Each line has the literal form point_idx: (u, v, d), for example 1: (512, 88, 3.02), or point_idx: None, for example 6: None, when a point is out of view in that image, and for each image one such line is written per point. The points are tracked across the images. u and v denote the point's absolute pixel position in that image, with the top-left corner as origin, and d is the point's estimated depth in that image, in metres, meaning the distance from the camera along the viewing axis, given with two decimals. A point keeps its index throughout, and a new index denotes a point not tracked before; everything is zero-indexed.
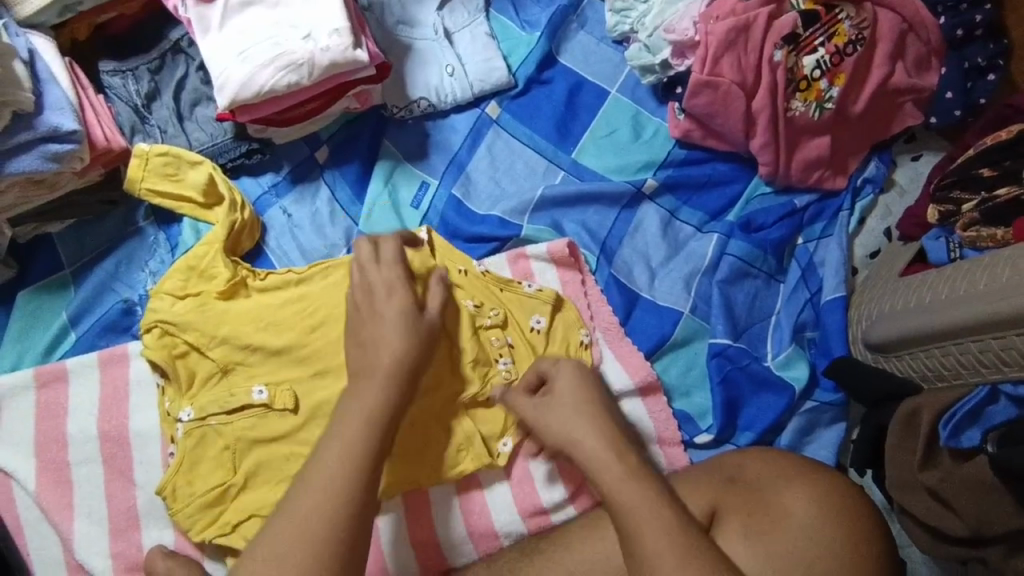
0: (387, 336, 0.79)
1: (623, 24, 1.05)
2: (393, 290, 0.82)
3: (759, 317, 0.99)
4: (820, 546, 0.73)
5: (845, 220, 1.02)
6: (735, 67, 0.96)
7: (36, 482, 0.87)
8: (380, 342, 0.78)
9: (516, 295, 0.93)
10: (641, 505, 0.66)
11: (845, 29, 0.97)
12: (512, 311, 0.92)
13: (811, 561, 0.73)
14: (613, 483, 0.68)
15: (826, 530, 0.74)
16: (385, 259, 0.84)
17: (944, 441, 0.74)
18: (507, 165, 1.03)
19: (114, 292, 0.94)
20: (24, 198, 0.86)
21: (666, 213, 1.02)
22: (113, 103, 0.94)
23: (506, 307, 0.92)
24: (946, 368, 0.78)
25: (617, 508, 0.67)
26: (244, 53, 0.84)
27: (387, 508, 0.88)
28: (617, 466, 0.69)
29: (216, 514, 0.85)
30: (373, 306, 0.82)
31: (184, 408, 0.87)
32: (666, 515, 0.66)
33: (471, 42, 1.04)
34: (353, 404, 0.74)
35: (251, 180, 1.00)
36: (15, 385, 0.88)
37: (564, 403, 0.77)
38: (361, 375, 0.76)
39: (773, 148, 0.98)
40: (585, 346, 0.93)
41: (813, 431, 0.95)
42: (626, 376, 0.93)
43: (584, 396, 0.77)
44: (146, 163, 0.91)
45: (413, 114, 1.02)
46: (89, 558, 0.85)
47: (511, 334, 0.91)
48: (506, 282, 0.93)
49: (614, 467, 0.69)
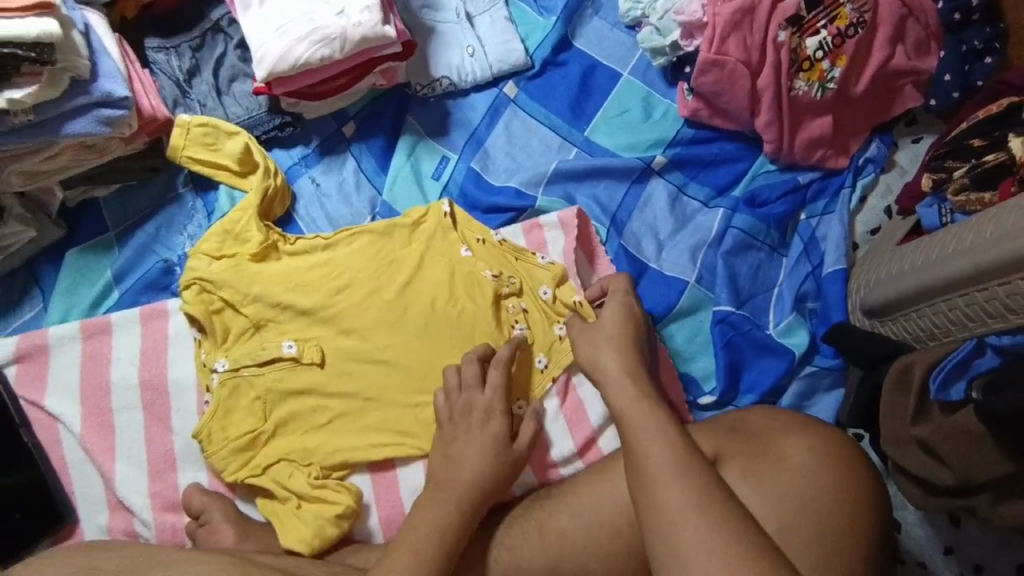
0: (479, 459, 0.83)
1: (635, 10, 1.10)
2: (491, 414, 0.86)
3: (763, 288, 1.04)
4: (818, 488, 0.78)
5: (846, 198, 1.06)
6: (740, 46, 1.01)
7: (82, 426, 0.94)
8: (465, 459, 0.83)
9: (531, 266, 0.98)
10: (647, 425, 0.72)
11: (846, 12, 1.02)
12: (528, 282, 0.97)
13: (813, 496, 0.77)
14: (627, 406, 0.75)
15: (823, 476, 0.78)
16: (491, 385, 0.88)
17: (933, 394, 0.79)
18: (523, 142, 1.09)
19: (155, 254, 1.01)
20: (75, 162, 0.93)
21: (674, 188, 1.07)
22: (158, 77, 1.01)
23: (521, 277, 0.97)
24: (936, 327, 0.84)
25: (629, 427, 0.73)
26: (282, 28, 0.91)
27: (406, 458, 0.93)
28: (632, 389, 0.77)
29: (247, 458, 0.91)
30: (468, 431, 0.85)
31: (219, 360, 0.93)
32: (672, 435, 0.71)
33: (491, 25, 1.10)
34: (431, 514, 0.78)
35: (283, 152, 1.07)
36: (63, 336, 0.96)
37: (593, 341, 0.83)
38: (442, 488, 0.81)
39: (776, 126, 1.04)
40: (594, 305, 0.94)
41: (813, 396, 1.00)
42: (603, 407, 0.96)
43: (606, 343, 0.83)
44: (187, 133, 0.98)
45: (435, 92, 1.08)
46: (128, 496, 0.92)
47: (526, 302, 0.96)
48: (520, 252, 0.99)
49: (627, 392, 0.76)
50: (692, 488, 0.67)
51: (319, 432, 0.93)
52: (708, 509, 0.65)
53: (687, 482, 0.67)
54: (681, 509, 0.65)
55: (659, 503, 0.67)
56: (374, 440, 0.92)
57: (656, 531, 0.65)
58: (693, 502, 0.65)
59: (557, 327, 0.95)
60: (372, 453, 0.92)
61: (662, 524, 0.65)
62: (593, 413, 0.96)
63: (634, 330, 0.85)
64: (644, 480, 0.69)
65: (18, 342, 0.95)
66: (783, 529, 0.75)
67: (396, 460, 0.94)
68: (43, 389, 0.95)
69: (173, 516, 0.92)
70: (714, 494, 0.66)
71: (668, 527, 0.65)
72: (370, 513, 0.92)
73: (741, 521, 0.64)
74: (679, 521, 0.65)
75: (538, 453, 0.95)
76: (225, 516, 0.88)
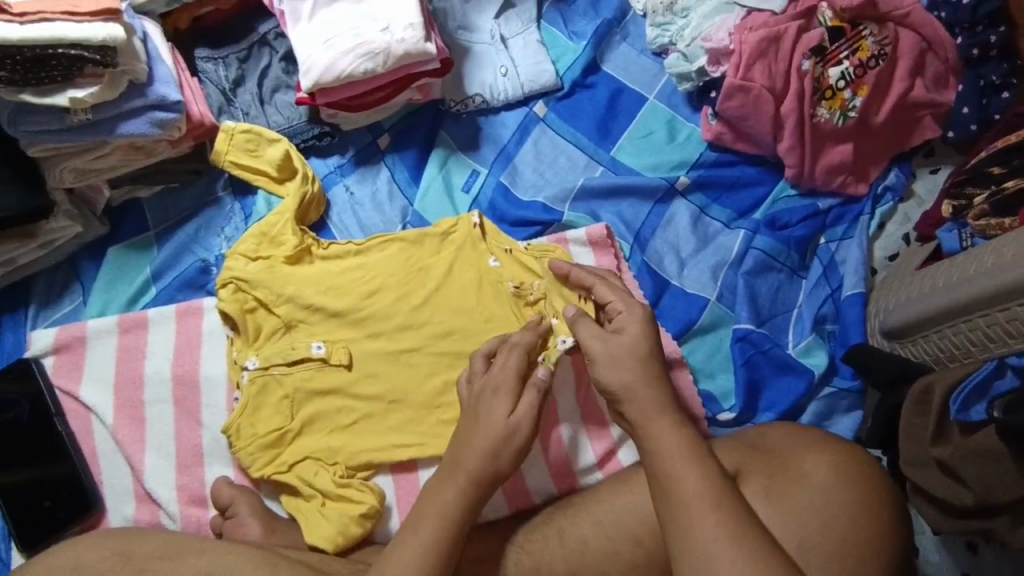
0: None
1: (663, 37, 1.15)
2: (499, 393, 0.83)
3: (782, 308, 1.06)
4: (836, 506, 0.78)
5: (865, 224, 1.08)
6: (766, 73, 1.05)
7: (114, 417, 0.96)
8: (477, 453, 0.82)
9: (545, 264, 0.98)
10: (681, 452, 0.72)
11: (868, 44, 1.06)
12: (548, 293, 0.96)
13: (829, 517, 0.77)
14: (662, 431, 0.74)
15: (844, 494, 0.79)
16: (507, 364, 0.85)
17: (953, 416, 0.79)
18: (550, 159, 1.13)
19: (193, 253, 1.04)
20: (124, 161, 0.97)
21: (696, 209, 1.10)
22: (205, 85, 1.06)
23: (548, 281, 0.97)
24: (957, 347, 0.86)
25: (658, 455, 0.73)
26: (329, 41, 0.96)
27: (427, 461, 0.95)
28: (664, 419, 0.75)
29: (274, 455, 0.93)
30: (483, 411, 0.83)
31: (250, 358, 0.96)
32: (710, 465, 0.71)
33: (524, 48, 1.15)
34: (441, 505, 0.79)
35: (319, 160, 1.11)
36: (101, 329, 0.99)
37: (623, 367, 0.79)
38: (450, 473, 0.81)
39: (798, 151, 1.07)
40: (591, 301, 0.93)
41: (831, 416, 1.01)
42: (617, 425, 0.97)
43: (624, 362, 0.79)
44: (230, 139, 1.02)
45: (468, 108, 1.13)
46: (157, 488, 0.94)
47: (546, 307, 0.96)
48: (546, 252, 1.00)
49: (661, 418, 0.75)
50: (729, 517, 0.68)
51: (345, 432, 0.94)
52: (745, 539, 0.67)
53: (723, 512, 0.68)
54: (715, 540, 0.66)
55: (691, 531, 0.68)
56: (396, 443, 0.94)
57: (690, 560, 0.67)
58: (727, 534, 0.67)
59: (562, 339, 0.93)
60: (396, 455, 0.93)
61: (693, 551, 0.67)
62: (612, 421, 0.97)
63: (655, 355, 0.81)
64: (677, 506, 0.69)
65: (58, 333, 0.98)
66: (803, 546, 0.76)
67: (418, 463, 0.95)
68: (79, 380, 0.98)
69: (198, 509, 0.94)
70: (749, 524, 0.68)
71: (703, 557, 0.66)
72: (391, 516, 0.94)
73: (769, 550, 0.66)
74: (712, 552, 0.66)
75: (558, 461, 0.96)
76: (252, 511, 0.89)
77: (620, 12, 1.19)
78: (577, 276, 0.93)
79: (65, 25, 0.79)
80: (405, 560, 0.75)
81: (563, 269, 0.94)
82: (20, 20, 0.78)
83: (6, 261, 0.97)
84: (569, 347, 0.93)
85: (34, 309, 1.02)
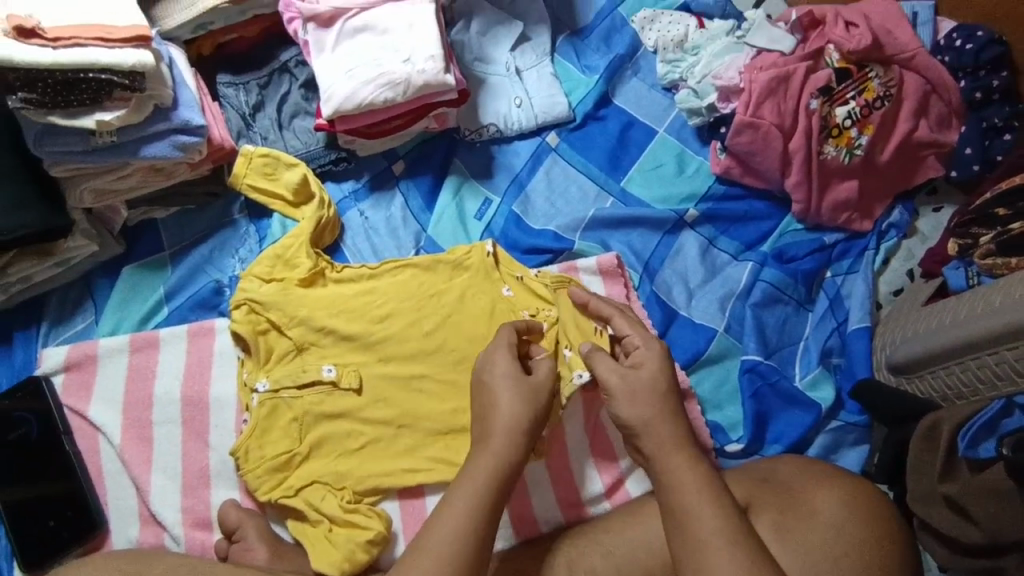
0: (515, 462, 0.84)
1: (673, 73, 1.17)
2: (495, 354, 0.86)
3: (789, 341, 1.06)
4: (848, 543, 0.77)
5: (870, 259, 1.10)
6: (775, 111, 1.08)
7: (121, 437, 0.96)
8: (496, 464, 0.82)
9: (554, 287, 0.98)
10: (700, 489, 0.72)
11: (874, 86, 1.09)
12: (564, 324, 0.95)
13: (840, 555, 0.77)
14: (679, 467, 0.74)
15: (856, 530, 0.78)
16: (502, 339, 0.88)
17: (962, 452, 0.80)
18: (562, 189, 1.14)
19: (206, 274, 1.05)
20: (144, 182, 0.98)
21: (705, 240, 1.12)
22: (225, 110, 1.08)
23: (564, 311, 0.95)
24: (965, 385, 0.88)
25: (675, 490, 0.73)
26: (351, 71, 0.99)
27: (434, 487, 0.95)
28: (679, 454, 0.75)
29: (281, 478, 0.93)
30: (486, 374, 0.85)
31: (261, 380, 0.96)
32: (726, 501, 0.72)
33: (538, 80, 1.17)
34: None
35: (335, 185, 1.13)
36: (112, 348, 0.99)
37: (643, 402, 0.78)
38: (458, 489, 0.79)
39: (805, 187, 1.09)
40: (606, 333, 0.93)
41: (838, 450, 1.01)
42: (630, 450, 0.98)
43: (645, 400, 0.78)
44: (249, 162, 1.04)
45: (482, 137, 1.15)
46: (162, 510, 0.94)
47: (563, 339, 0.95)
48: (562, 283, 0.99)
49: (678, 453, 0.75)
50: (744, 553, 0.68)
51: (353, 457, 0.94)
52: None
53: (738, 548, 0.68)
54: None
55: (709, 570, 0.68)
56: (405, 469, 0.94)
57: None
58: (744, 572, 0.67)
59: (579, 376, 0.90)
60: (403, 480, 0.93)
61: None
62: (622, 452, 0.97)
63: (674, 390, 0.80)
64: (694, 543, 0.69)
65: (70, 351, 0.98)
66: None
67: (425, 489, 0.95)
68: (88, 399, 0.98)
69: (203, 533, 0.94)
70: (764, 562, 0.68)
71: None
72: (399, 543, 0.93)
73: None
74: None
75: (567, 490, 0.96)
76: (259, 536, 0.89)
77: (632, 48, 1.21)
78: (595, 307, 0.92)
79: (98, 50, 0.81)
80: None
81: (582, 298, 0.93)
82: (53, 45, 0.80)
83: (21, 279, 0.98)
84: (583, 383, 0.91)
85: (46, 327, 1.02)
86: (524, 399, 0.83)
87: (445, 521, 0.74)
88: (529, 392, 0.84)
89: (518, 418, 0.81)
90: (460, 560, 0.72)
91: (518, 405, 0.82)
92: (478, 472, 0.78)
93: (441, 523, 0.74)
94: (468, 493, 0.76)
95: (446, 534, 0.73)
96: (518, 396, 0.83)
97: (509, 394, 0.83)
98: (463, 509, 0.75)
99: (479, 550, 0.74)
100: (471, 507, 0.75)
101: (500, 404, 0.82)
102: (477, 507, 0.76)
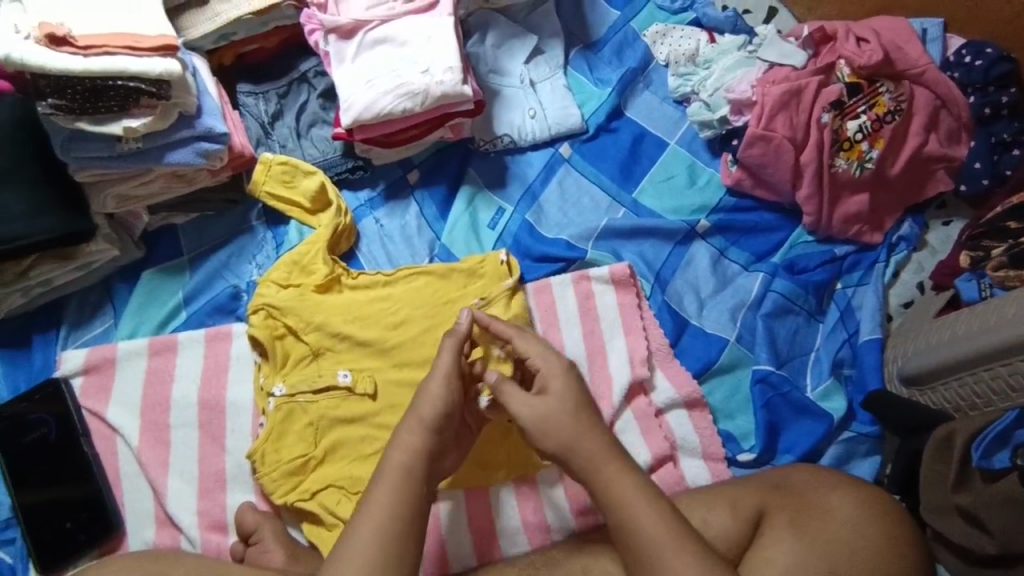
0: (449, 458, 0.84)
1: (684, 86, 1.19)
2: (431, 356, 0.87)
3: (800, 351, 1.07)
4: (867, 538, 0.77)
5: (881, 271, 1.11)
6: (787, 124, 1.09)
7: (139, 439, 0.97)
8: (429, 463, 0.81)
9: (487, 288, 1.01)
10: (636, 494, 0.74)
11: (884, 100, 1.10)
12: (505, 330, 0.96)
13: (858, 548, 0.77)
14: (609, 478, 0.76)
15: (873, 527, 0.78)
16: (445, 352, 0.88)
17: (976, 462, 0.80)
18: (575, 199, 1.16)
19: (224, 279, 1.06)
20: (165, 188, 1.00)
21: (716, 251, 1.13)
22: (245, 118, 1.10)
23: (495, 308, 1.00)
24: (977, 396, 0.89)
25: (608, 500, 0.75)
26: (371, 81, 1.01)
27: (450, 493, 0.96)
28: (613, 463, 0.76)
29: (296, 482, 0.93)
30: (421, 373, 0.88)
31: (278, 384, 0.97)
32: (661, 504, 0.74)
33: (552, 92, 1.19)
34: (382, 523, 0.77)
35: (351, 193, 1.14)
36: (130, 351, 1.00)
37: (554, 427, 0.78)
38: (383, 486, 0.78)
39: (816, 200, 1.10)
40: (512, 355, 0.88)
41: (850, 461, 1.01)
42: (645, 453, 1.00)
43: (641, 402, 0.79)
44: (268, 170, 1.06)
45: (496, 147, 1.16)
46: (178, 512, 0.94)
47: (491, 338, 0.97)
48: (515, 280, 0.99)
49: (609, 464, 0.76)
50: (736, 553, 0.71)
51: (367, 462, 0.94)
52: None
53: (688, 553, 0.71)
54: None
55: None
56: None
57: None
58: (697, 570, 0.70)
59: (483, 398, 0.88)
60: None
61: None
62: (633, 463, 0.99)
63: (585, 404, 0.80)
64: (643, 555, 0.72)
65: (89, 354, 0.99)
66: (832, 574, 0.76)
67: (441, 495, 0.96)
68: (106, 401, 0.99)
69: (219, 535, 0.94)
70: None
71: None
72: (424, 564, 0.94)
73: None
74: None
75: (579, 498, 0.97)
76: (276, 538, 0.90)
77: (644, 61, 1.23)
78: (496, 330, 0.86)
79: (127, 58, 0.83)
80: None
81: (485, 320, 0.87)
82: (84, 53, 0.82)
83: (43, 281, 0.99)
84: (486, 407, 0.88)
85: (66, 330, 1.03)
86: (442, 395, 0.81)
87: (364, 525, 0.73)
88: (455, 390, 0.82)
89: (438, 416, 0.80)
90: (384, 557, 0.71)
91: (437, 400, 0.80)
92: (396, 470, 0.76)
93: (360, 525, 0.73)
94: (390, 491, 0.75)
95: (366, 533, 0.72)
96: (441, 393, 0.81)
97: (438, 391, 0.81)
98: (385, 508, 0.74)
99: (401, 548, 0.73)
100: (395, 507, 0.74)
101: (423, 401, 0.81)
102: (400, 504, 0.75)
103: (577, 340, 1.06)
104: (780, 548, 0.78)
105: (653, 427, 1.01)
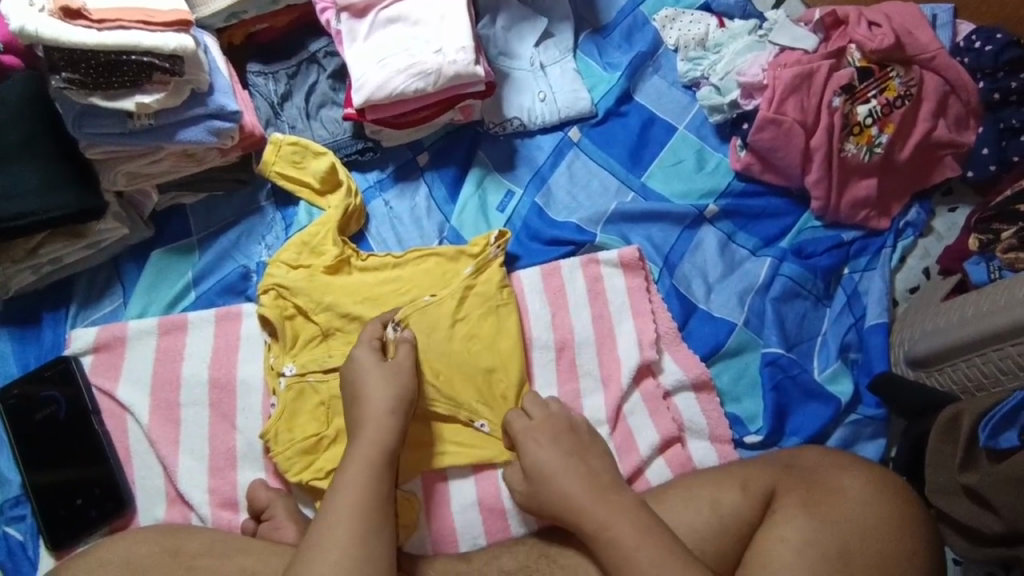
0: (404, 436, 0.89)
1: (694, 71, 1.19)
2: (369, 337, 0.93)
3: (808, 334, 1.07)
4: (878, 517, 0.78)
5: (887, 257, 1.11)
6: (798, 108, 1.10)
7: (149, 418, 0.97)
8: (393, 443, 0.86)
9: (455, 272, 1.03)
10: (637, 536, 0.76)
11: (894, 85, 1.11)
12: (485, 321, 1.00)
13: (869, 528, 0.77)
14: (617, 516, 0.78)
15: (881, 505, 0.79)
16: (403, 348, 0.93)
17: (983, 442, 0.80)
18: (584, 182, 1.15)
19: (234, 260, 1.06)
20: (175, 167, 1.00)
21: (724, 236, 1.13)
22: (255, 98, 1.10)
23: (444, 305, 0.99)
24: (986, 376, 0.90)
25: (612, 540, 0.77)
26: (383, 61, 1.00)
27: (459, 471, 0.97)
28: (607, 507, 0.79)
29: (310, 460, 0.93)
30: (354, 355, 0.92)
31: (288, 364, 0.97)
32: (655, 543, 0.75)
33: (561, 75, 1.19)
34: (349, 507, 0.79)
35: (360, 175, 1.14)
36: (140, 330, 1.00)
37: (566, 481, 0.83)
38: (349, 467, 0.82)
39: (825, 184, 1.10)
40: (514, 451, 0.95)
41: (855, 443, 1.02)
42: (655, 436, 1.00)
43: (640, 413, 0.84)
44: (279, 150, 1.06)
45: (506, 130, 1.16)
46: (190, 489, 0.95)
47: (444, 333, 0.98)
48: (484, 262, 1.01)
49: (606, 505, 0.79)
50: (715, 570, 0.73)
51: None
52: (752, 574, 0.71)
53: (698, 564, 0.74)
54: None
55: None
56: (432, 450, 0.96)
57: None
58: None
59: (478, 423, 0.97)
60: (428, 461, 0.96)
61: None
62: (642, 442, 1.00)
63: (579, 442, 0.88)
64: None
65: (98, 332, 0.99)
66: (844, 552, 0.76)
67: (449, 473, 0.97)
68: (117, 379, 0.99)
69: (230, 513, 0.95)
70: None
71: None
72: (420, 518, 0.96)
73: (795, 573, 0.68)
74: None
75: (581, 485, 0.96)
76: (288, 515, 0.90)
77: (653, 45, 1.23)
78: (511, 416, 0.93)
79: (140, 33, 0.83)
80: (333, 553, 0.74)
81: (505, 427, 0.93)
82: (98, 27, 0.82)
83: (53, 259, 1.00)
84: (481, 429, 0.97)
85: (75, 309, 1.03)
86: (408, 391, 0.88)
87: (343, 500, 0.78)
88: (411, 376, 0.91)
89: (397, 400, 0.87)
90: (358, 528, 0.76)
91: (400, 393, 0.88)
92: (365, 451, 0.82)
93: (339, 500, 0.78)
94: (361, 471, 0.80)
95: (343, 510, 0.77)
96: (405, 379, 0.90)
97: (378, 386, 0.88)
98: (360, 485, 0.79)
99: (377, 519, 0.77)
100: (367, 482, 0.79)
101: (371, 390, 0.87)
102: (374, 480, 0.80)
103: (586, 323, 1.06)
104: (791, 523, 0.79)
105: (661, 408, 1.01)
